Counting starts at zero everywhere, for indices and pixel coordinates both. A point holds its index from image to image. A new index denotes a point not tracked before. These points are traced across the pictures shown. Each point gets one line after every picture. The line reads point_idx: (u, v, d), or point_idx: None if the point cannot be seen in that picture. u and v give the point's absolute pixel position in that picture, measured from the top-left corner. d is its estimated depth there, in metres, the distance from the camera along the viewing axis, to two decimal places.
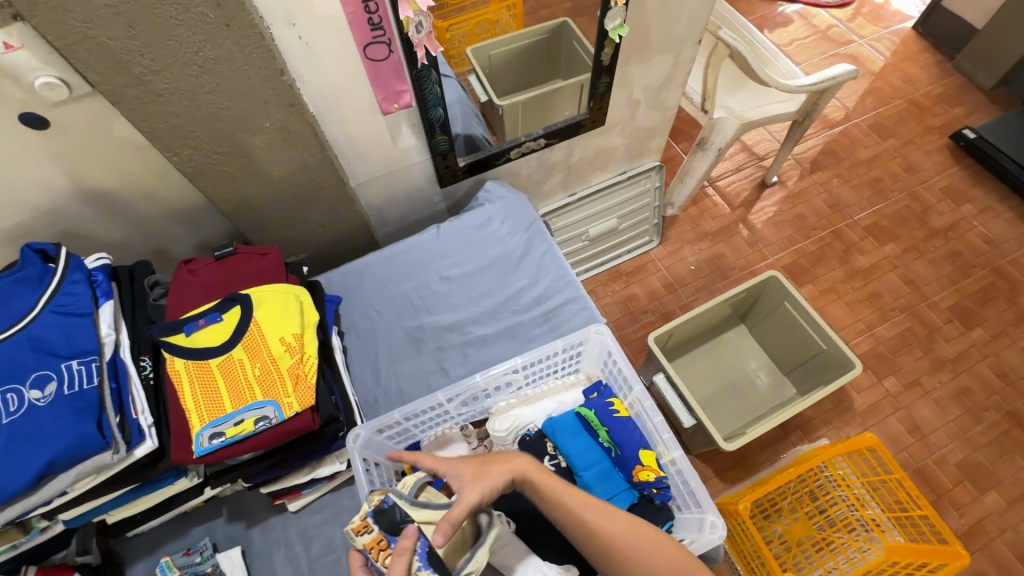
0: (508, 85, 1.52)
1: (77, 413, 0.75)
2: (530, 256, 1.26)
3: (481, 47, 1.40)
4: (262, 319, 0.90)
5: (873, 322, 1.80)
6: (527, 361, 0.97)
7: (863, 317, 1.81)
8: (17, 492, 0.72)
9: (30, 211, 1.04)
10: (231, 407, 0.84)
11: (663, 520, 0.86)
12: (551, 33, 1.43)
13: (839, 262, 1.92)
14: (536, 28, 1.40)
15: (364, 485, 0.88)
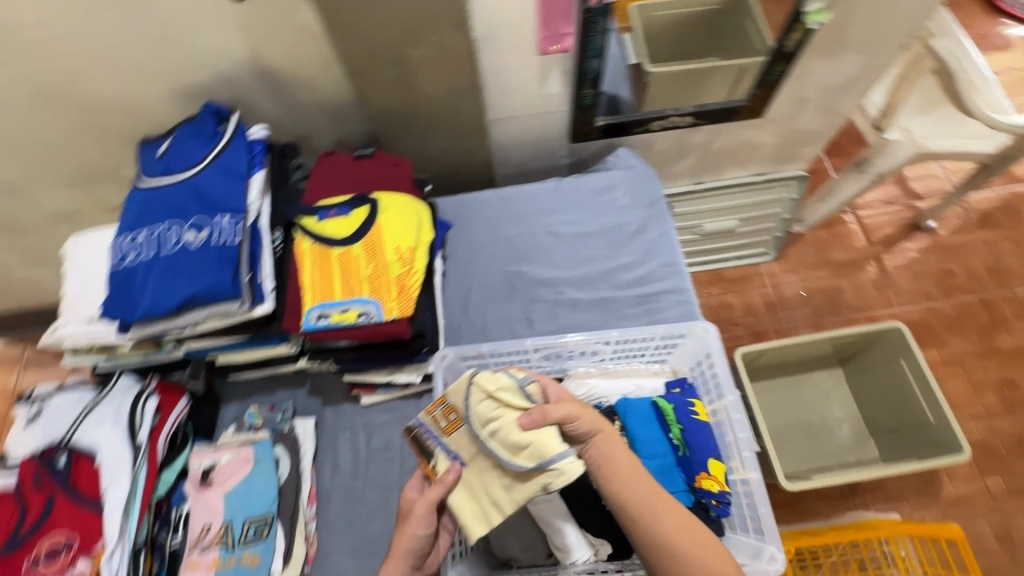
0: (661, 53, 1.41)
1: (219, 263, 0.85)
2: (644, 234, 1.21)
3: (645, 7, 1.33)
4: (384, 224, 0.94)
5: (997, 412, 1.58)
6: (621, 336, 0.94)
7: (987, 402, 1.60)
8: (163, 313, 0.84)
9: (210, 73, 1.14)
10: (340, 296, 0.90)
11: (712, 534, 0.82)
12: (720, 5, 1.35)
13: (978, 335, 1.68)
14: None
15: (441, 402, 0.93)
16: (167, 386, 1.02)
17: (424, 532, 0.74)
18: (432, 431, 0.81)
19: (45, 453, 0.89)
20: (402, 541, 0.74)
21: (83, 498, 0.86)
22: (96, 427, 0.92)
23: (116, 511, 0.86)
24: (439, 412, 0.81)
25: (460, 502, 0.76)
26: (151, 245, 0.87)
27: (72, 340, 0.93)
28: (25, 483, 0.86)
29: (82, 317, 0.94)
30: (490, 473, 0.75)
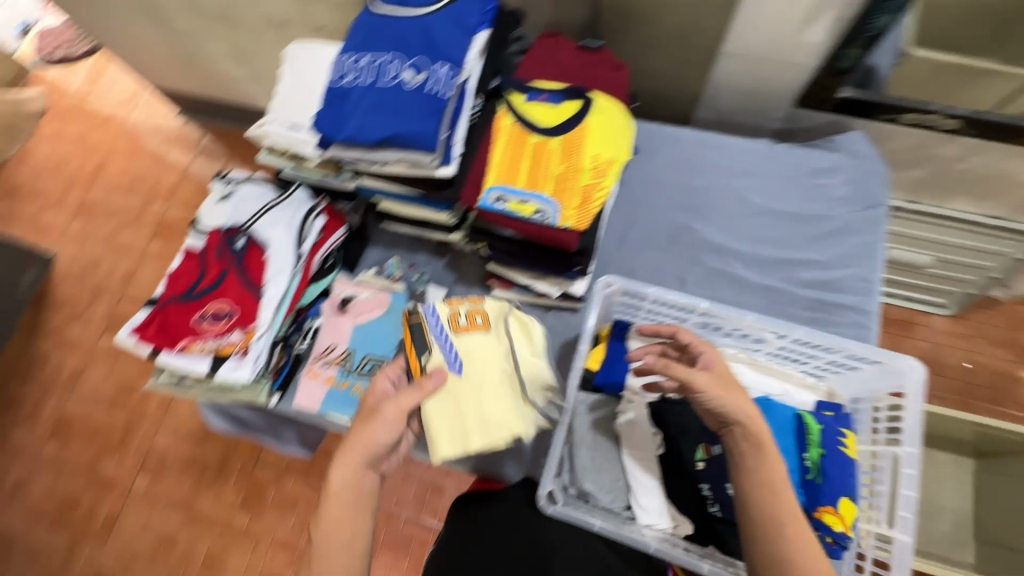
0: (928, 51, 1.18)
1: (428, 111, 0.83)
2: (847, 235, 1.05)
3: None
4: (591, 127, 0.88)
5: None
6: (801, 338, 0.82)
7: None
8: (364, 143, 0.85)
9: None
10: (523, 185, 0.87)
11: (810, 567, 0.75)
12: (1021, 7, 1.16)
13: None
14: None
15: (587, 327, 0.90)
16: (332, 211, 1.07)
17: (385, 433, 0.79)
18: (436, 325, 0.94)
19: (229, 230, 0.98)
20: (366, 433, 0.79)
21: (249, 282, 0.95)
22: (271, 224, 1.00)
23: (271, 303, 0.94)
24: (462, 310, 0.95)
25: (436, 409, 0.87)
26: (372, 72, 0.87)
27: (273, 139, 0.99)
28: (210, 249, 0.97)
29: (287, 121, 0.99)
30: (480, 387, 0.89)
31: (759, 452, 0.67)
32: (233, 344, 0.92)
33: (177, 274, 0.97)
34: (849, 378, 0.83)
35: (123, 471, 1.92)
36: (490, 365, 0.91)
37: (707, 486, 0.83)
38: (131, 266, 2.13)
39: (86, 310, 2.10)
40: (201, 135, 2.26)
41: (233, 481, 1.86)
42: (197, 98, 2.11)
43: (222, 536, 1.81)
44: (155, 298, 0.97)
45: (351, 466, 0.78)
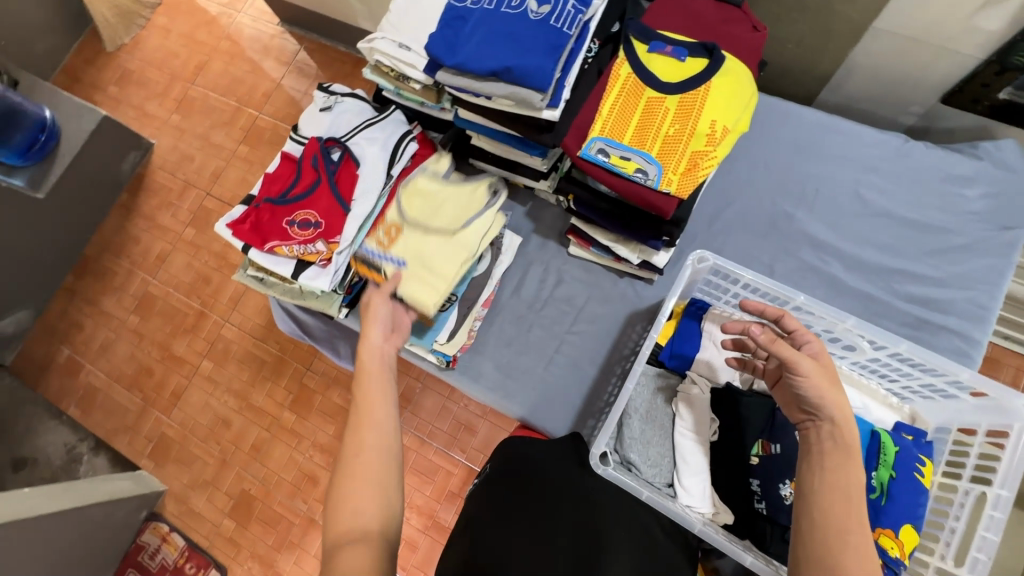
0: None
1: (546, 47, 0.79)
2: (971, 255, 0.95)
3: None
4: (714, 89, 0.82)
5: None
6: (900, 355, 0.76)
7: None
8: (475, 72, 0.82)
9: None
10: (629, 141, 0.83)
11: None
12: None
13: None
14: None
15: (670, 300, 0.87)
16: (424, 140, 1.07)
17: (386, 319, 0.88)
18: (375, 254, 0.97)
19: (327, 141, 0.99)
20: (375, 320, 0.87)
21: (339, 195, 0.97)
22: (367, 142, 1.00)
23: (356, 220, 0.96)
24: (379, 230, 0.99)
25: (413, 288, 0.92)
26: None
27: (381, 56, 0.98)
28: (306, 157, 0.99)
29: (396, 39, 0.97)
30: (428, 249, 0.95)
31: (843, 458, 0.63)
32: (316, 252, 0.94)
33: (274, 178, 1.00)
34: (940, 407, 0.77)
35: (192, 352, 2.09)
36: (424, 245, 0.96)
37: (757, 482, 0.80)
38: (220, 165, 2.24)
39: (176, 199, 2.24)
40: (298, 47, 2.29)
41: (285, 382, 1.99)
42: (300, 8, 2.12)
43: (269, 428, 1.96)
44: (252, 196, 1.01)
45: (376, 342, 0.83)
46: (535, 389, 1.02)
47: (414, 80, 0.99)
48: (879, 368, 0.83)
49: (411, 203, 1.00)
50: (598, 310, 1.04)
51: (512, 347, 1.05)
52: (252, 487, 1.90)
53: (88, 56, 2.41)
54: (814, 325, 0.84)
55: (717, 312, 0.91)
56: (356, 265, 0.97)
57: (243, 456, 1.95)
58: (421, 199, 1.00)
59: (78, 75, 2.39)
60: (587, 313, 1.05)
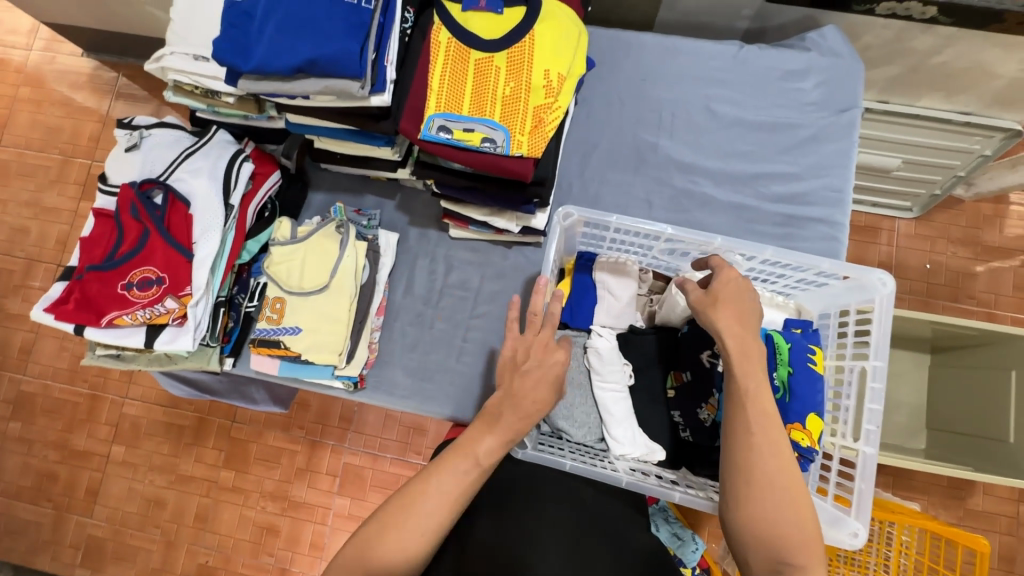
0: None
1: (349, 28, 0.71)
2: (817, 144, 1.00)
3: None
4: (539, 37, 0.78)
5: None
6: (772, 258, 0.79)
7: None
8: (279, 73, 0.73)
9: None
10: (467, 111, 0.77)
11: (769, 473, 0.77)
12: None
13: None
14: None
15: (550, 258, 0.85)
16: (260, 156, 0.97)
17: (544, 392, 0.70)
18: (269, 331, 0.93)
19: (143, 186, 0.86)
20: (519, 397, 0.68)
21: (175, 242, 0.85)
22: (191, 175, 0.88)
23: (204, 264, 0.85)
24: (267, 308, 0.94)
25: (313, 350, 0.92)
26: None
27: (176, 74, 0.86)
28: (123, 209, 0.86)
29: (188, 51, 0.85)
30: (314, 309, 0.92)
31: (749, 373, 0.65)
32: (166, 312, 0.84)
33: (92, 241, 0.86)
34: (818, 295, 0.81)
35: (97, 441, 1.88)
36: (313, 310, 0.93)
37: (678, 413, 0.84)
38: (64, 230, 1.97)
39: (21, 281, 1.95)
40: (115, 76, 2.00)
41: (212, 441, 1.85)
42: (100, 32, 1.85)
43: (209, 493, 1.82)
44: (72, 268, 0.87)
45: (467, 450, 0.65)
46: (453, 383, 0.98)
47: (225, 93, 0.87)
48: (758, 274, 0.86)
49: (280, 276, 0.95)
50: (495, 289, 1.01)
51: (418, 350, 1.00)
52: (209, 558, 1.78)
53: None
54: (691, 249, 0.85)
55: (603, 261, 0.90)
56: (257, 350, 0.93)
57: (189, 531, 1.80)
58: (287, 266, 0.95)
59: None
60: (486, 294, 1.01)
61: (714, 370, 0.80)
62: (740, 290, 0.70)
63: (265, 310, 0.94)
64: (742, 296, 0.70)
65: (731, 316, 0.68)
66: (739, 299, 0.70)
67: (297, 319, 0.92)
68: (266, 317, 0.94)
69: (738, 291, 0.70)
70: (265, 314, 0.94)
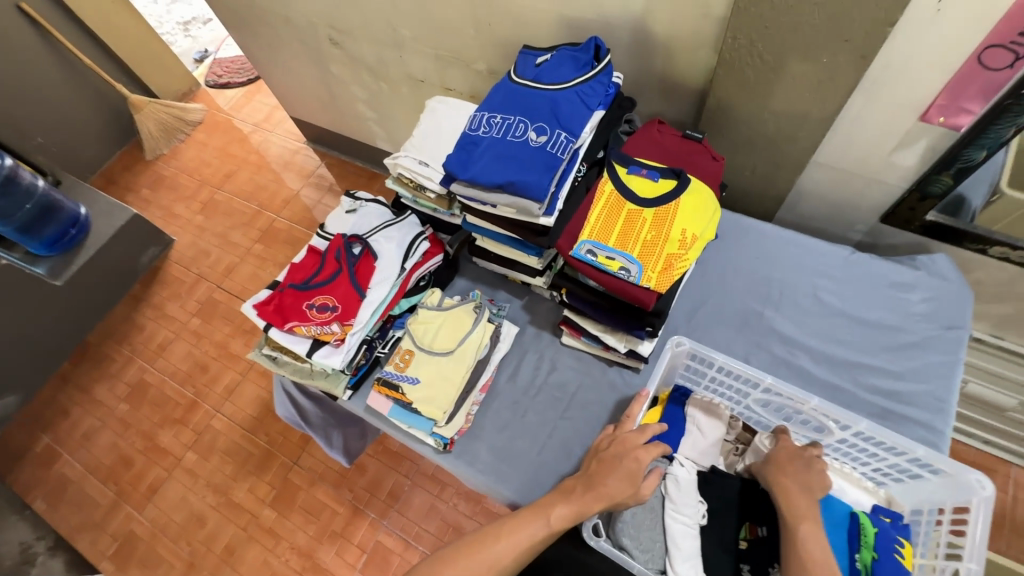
0: None
1: (544, 167, 0.96)
2: (921, 351, 1.06)
3: None
4: (683, 204, 0.98)
5: None
6: (868, 435, 0.83)
7: None
8: (484, 184, 0.98)
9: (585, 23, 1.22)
10: (613, 244, 0.96)
11: None
12: None
13: None
14: None
15: (654, 377, 0.97)
16: (434, 239, 1.22)
17: (625, 487, 0.80)
18: (393, 375, 1.09)
19: (350, 238, 1.13)
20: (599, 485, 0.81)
21: (357, 283, 1.08)
22: (385, 239, 1.14)
23: (370, 306, 1.06)
24: (398, 357, 1.11)
25: (422, 401, 1.05)
26: (502, 128, 1.02)
27: (403, 169, 1.16)
28: (330, 250, 1.12)
29: (417, 157, 1.16)
30: (436, 366, 1.08)
31: (814, 535, 0.72)
32: (331, 333, 1.03)
33: (298, 267, 1.12)
34: (907, 489, 0.83)
35: (178, 443, 2.06)
36: (435, 369, 1.08)
37: (746, 566, 0.84)
38: (233, 261, 2.40)
39: (186, 291, 2.36)
40: (321, 162, 2.58)
41: (270, 476, 1.95)
42: (326, 130, 2.44)
43: (247, 527, 1.87)
44: (276, 282, 1.12)
45: (540, 519, 0.81)
46: (528, 471, 1.04)
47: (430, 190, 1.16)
48: (851, 452, 0.89)
49: (418, 333, 1.13)
50: (587, 398, 1.10)
51: (506, 433, 1.09)
52: None
53: (126, 162, 2.67)
54: (785, 407, 0.91)
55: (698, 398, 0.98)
56: (378, 388, 1.09)
57: (213, 559, 1.83)
58: (425, 327, 1.13)
59: (114, 177, 2.63)
60: (578, 400, 1.11)
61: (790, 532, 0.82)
62: (799, 458, 0.80)
63: (395, 358, 1.11)
64: (803, 465, 0.79)
65: (791, 480, 0.78)
66: (796, 468, 0.80)
67: (421, 372, 1.08)
68: (393, 363, 1.11)
69: (798, 458, 0.80)
70: (393, 361, 1.11)
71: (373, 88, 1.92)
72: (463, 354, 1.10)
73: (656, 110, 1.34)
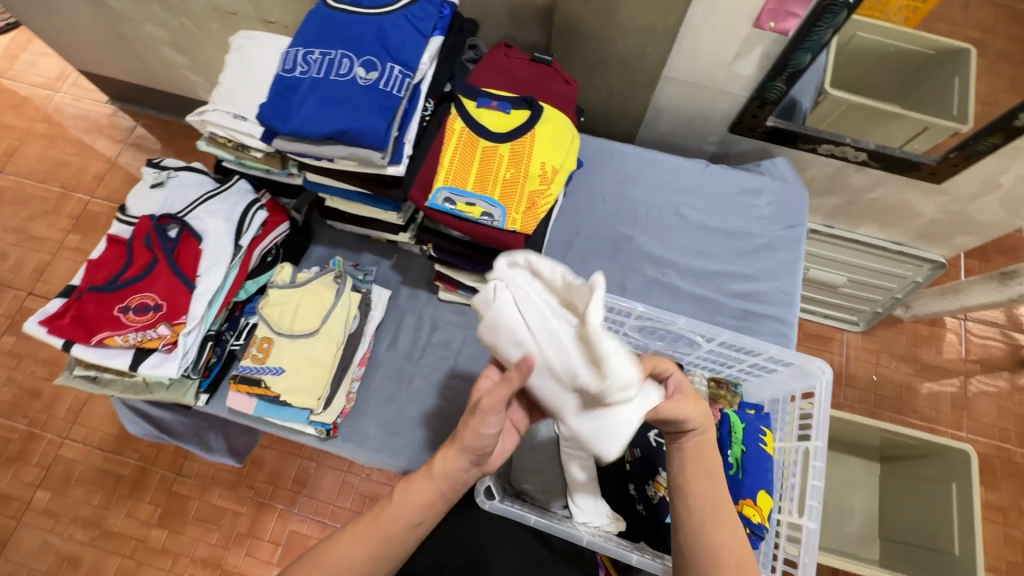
0: (841, 84, 1.39)
1: (380, 108, 0.83)
2: (770, 251, 1.14)
3: (857, 21, 1.28)
4: (539, 135, 0.91)
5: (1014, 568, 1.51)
6: (732, 343, 0.87)
7: (1008, 555, 1.52)
8: (312, 135, 0.83)
9: None
10: (471, 187, 0.88)
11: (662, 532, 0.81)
12: (938, 53, 1.36)
13: None
14: (933, 38, 1.34)
15: None
16: (273, 206, 1.04)
17: None
18: (252, 369, 0.95)
19: (161, 219, 0.92)
20: None
21: (180, 273, 0.89)
22: (208, 214, 0.95)
23: (203, 298, 0.89)
24: (254, 347, 0.97)
25: (293, 391, 0.94)
26: (323, 65, 0.86)
27: (215, 127, 0.96)
28: (137, 238, 0.91)
29: (229, 110, 0.96)
30: (300, 349, 0.96)
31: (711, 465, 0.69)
32: (157, 338, 0.86)
33: (98, 265, 0.90)
34: (761, 384, 0.92)
35: (22, 484, 1.75)
36: (300, 354, 0.96)
37: (633, 485, 0.87)
38: (44, 260, 1.97)
39: None
40: (133, 124, 2.13)
41: (150, 495, 1.73)
42: (130, 84, 2.00)
43: (134, 554, 1.67)
44: (72, 287, 0.90)
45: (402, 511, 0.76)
46: (421, 440, 0.98)
47: (255, 149, 0.97)
48: (720, 360, 0.95)
49: (273, 317, 0.99)
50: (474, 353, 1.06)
51: (392, 409, 1.01)
52: None
53: None
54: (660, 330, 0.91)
55: None
56: (235, 387, 0.95)
57: None
58: (281, 309, 0.99)
59: None
60: (465, 357, 1.06)
61: (660, 449, 0.85)
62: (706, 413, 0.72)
63: (252, 351, 0.97)
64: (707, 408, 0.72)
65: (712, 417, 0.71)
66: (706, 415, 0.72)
67: (285, 361, 0.95)
68: (250, 357, 0.97)
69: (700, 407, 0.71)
70: (250, 355, 0.97)
71: (173, 26, 1.57)
72: (330, 331, 0.98)
73: (505, 33, 1.23)
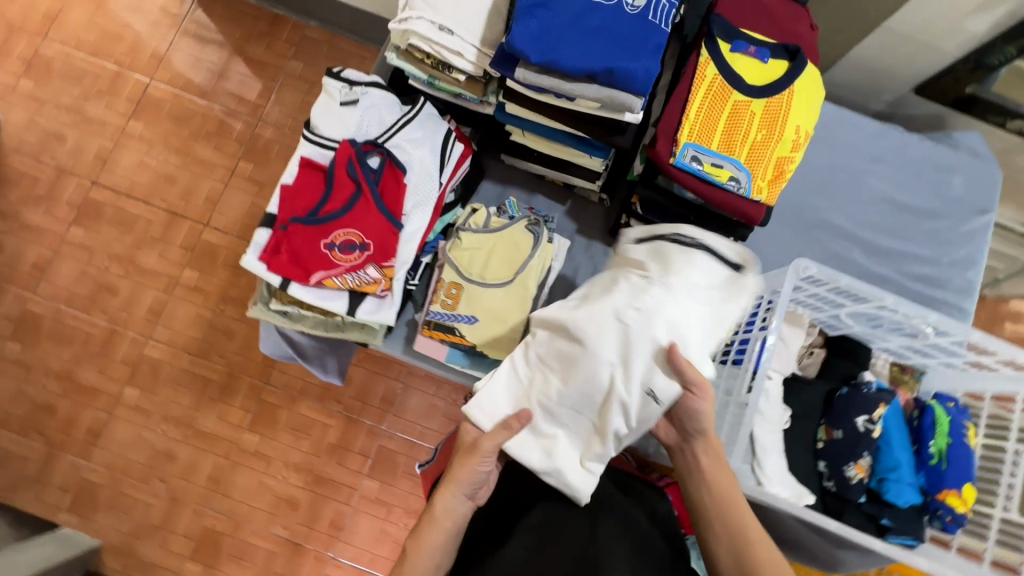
0: None
1: (647, 46, 0.72)
2: (955, 235, 1.09)
3: None
4: (796, 94, 0.81)
5: None
6: (970, 340, 0.84)
7: None
8: (566, 70, 0.72)
9: None
10: (719, 148, 0.80)
11: (856, 497, 0.86)
12: None
13: None
14: None
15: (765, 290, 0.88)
16: (461, 136, 0.94)
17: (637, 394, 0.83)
18: (444, 317, 0.91)
19: (363, 146, 0.83)
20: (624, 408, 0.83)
21: (387, 210, 0.82)
22: (411, 145, 0.86)
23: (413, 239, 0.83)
24: (442, 290, 0.92)
25: (488, 345, 0.91)
26: None
27: (417, 39, 0.82)
28: (338, 165, 0.82)
29: (435, 19, 0.82)
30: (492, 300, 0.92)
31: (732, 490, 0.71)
32: (374, 282, 0.81)
33: (295, 192, 0.82)
34: (953, 376, 0.91)
35: (109, 380, 1.56)
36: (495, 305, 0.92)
37: (824, 463, 0.89)
38: (106, 147, 1.65)
39: (48, 193, 1.63)
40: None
41: (240, 401, 1.56)
42: None
43: (228, 454, 1.54)
44: (270, 215, 0.82)
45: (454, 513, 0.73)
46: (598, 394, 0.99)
47: (459, 70, 0.85)
48: (923, 351, 0.93)
49: (463, 261, 0.93)
50: None
51: None
52: (217, 523, 1.51)
53: None
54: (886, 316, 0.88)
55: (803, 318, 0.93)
56: (428, 332, 0.92)
57: (198, 491, 1.52)
58: (472, 254, 0.93)
59: None
60: None
61: (867, 435, 0.86)
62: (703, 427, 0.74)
63: (439, 295, 0.93)
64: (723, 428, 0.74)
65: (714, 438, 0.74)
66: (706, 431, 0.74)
67: (480, 310, 0.91)
68: (434, 302, 0.93)
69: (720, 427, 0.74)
70: (437, 301, 0.93)
71: None
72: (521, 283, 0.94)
73: None
